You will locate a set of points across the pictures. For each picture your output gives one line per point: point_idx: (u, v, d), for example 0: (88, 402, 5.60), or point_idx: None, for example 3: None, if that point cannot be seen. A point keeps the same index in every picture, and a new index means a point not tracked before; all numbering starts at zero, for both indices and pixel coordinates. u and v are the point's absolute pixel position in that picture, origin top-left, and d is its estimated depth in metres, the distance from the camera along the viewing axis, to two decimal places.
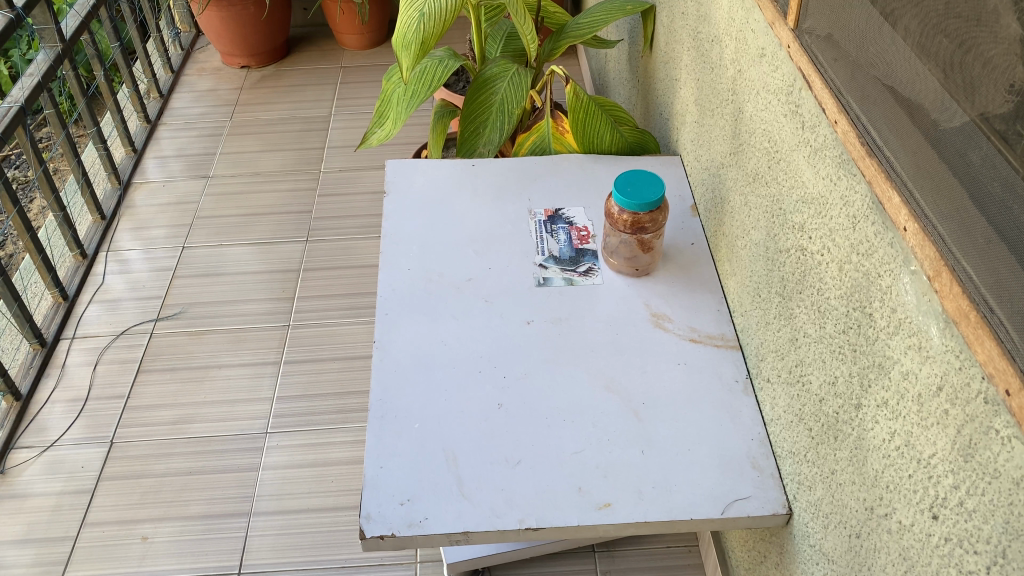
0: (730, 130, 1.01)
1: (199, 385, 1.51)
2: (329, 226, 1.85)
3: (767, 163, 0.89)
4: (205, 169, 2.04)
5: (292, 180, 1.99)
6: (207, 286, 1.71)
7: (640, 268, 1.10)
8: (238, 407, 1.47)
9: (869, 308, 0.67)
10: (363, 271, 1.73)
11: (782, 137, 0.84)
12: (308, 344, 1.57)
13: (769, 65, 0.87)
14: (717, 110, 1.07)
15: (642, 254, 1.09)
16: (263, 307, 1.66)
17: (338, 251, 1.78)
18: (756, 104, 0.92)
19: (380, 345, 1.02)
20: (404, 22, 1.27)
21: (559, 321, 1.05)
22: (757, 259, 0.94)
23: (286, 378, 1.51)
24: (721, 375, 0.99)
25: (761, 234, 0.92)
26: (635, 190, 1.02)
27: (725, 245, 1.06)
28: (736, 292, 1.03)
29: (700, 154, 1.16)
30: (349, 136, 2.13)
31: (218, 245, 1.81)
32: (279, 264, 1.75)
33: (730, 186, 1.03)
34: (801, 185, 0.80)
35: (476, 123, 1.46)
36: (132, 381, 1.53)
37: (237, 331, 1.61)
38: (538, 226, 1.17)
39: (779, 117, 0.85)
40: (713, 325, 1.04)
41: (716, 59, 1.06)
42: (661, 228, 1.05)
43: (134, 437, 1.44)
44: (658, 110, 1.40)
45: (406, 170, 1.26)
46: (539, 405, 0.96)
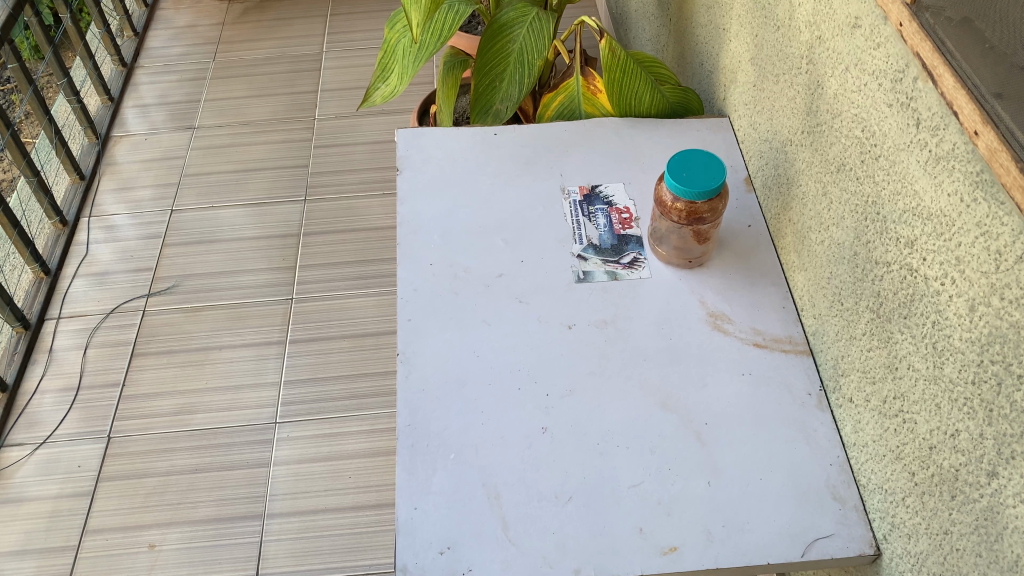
0: (804, 105, 0.87)
1: (199, 370, 1.40)
2: (329, 182, 1.71)
3: (858, 153, 0.76)
4: (189, 119, 1.88)
5: (285, 130, 1.84)
6: (201, 255, 1.58)
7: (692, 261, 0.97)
8: (243, 394, 1.37)
9: (1018, 368, 0.55)
10: (369, 235, 1.60)
11: (881, 130, 0.71)
12: (314, 320, 1.46)
13: (865, 41, 0.73)
14: (781, 75, 0.93)
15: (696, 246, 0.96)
16: (262, 278, 1.53)
17: (340, 212, 1.64)
18: (843, 81, 0.78)
19: (404, 358, 0.91)
20: None
21: (604, 325, 0.93)
22: (841, 262, 0.81)
23: (293, 360, 1.40)
24: (791, 387, 0.88)
25: (847, 233, 0.79)
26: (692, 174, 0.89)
27: (791, 233, 0.94)
28: (806, 289, 0.91)
29: (757, 123, 1.02)
30: (343, 76, 1.96)
31: (209, 207, 1.67)
32: (277, 227, 1.62)
33: (801, 169, 0.89)
34: (910, 193, 0.67)
35: (492, 76, 1.31)
36: (126, 366, 1.42)
37: (237, 306, 1.49)
38: (573, 207, 1.04)
39: (878, 104, 0.71)
40: (778, 326, 0.92)
41: (784, 17, 0.91)
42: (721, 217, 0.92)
43: (132, 430, 1.33)
44: (698, 61, 1.25)
45: (419, 141, 1.12)
46: (589, 428, 0.85)
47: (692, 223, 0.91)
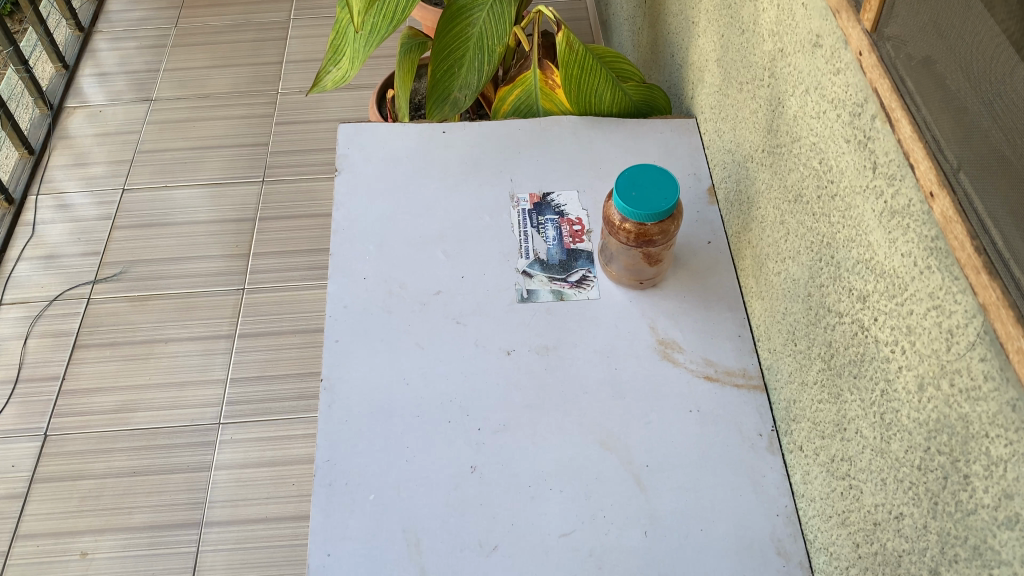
0: (766, 122, 0.79)
1: (143, 364, 1.35)
2: (288, 162, 1.63)
3: (815, 185, 0.69)
4: (147, 89, 1.79)
5: (246, 103, 1.75)
6: (150, 239, 1.51)
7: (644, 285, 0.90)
8: (187, 391, 1.31)
9: (965, 466, 0.48)
10: (327, 222, 1.52)
11: (838, 168, 0.63)
12: (265, 313, 1.40)
13: (826, 64, 0.65)
14: (744, 84, 0.85)
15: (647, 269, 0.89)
16: (214, 266, 1.47)
17: (299, 195, 1.57)
18: (803, 104, 0.70)
19: (328, 385, 0.85)
20: None
21: (546, 351, 0.87)
22: (795, 301, 0.75)
23: (241, 356, 1.35)
24: (741, 426, 0.82)
25: (802, 270, 0.72)
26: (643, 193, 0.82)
27: (750, 256, 0.87)
28: (763, 319, 0.84)
29: (722, 131, 0.94)
30: (310, 47, 1.87)
31: (162, 187, 1.60)
32: (232, 211, 1.55)
33: (761, 190, 0.82)
34: (865, 244, 0.60)
35: (450, 61, 1.22)
36: (67, 359, 1.36)
37: (186, 296, 1.42)
38: (522, 217, 0.97)
39: (836, 137, 0.64)
40: (732, 357, 0.86)
41: (749, 21, 0.82)
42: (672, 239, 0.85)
43: (70, 429, 1.28)
44: (669, 52, 1.16)
45: (362, 138, 1.04)
46: (522, 468, 0.79)
47: (640, 245, 0.85)
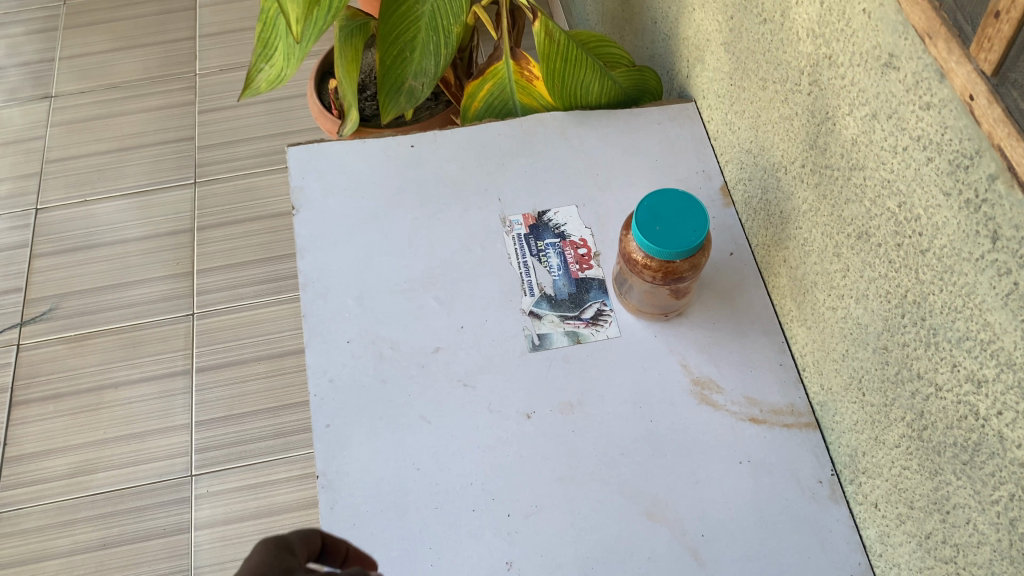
0: (806, 134, 0.68)
1: (94, 416, 1.20)
2: (220, 157, 1.46)
3: (890, 228, 0.58)
4: (44, 83, 1.58)
5: (161, 91, 1.55)
6: (78, 266, 1.34)
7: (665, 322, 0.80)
8: (150, 442, 1.18)
9: None
10: (275, 225, 1.37)
11: (932, 222, 0.53)
12: (223, 341, 1.26)
13: (906, 92, 0.53)
14: (768, 81, 0.73)
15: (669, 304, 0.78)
16: (155, 290, 1.31)
17: (239, 196, 1.41)
18: (866, 128, 0.59)
19: (327, 482, 0.73)
20: None
21: (570, 408, 0.76)
22: (862, 347, 0.65)
23: (203, 394, 1.21)
24: (797, 473, 0.74)
25: (873, 317, 0.62)
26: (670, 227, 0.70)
27: (787, 275, 0.77)
28: (810, 349, 0.75)
29: (736, 126, 0.83)
30: (224, 16, 1.66)
31: (81, 201, 1.41)
32: (166, 222, 1.38)
33: (800, 207, 0.71)
34: (980, 323, 0.50)
35: (401, 45, 1.06)
36: (6, 420, 1.21)
37: (130, 330, 1.27)
38: (518, 244, 0.84)
39: (927, 184, 0.53)
40: (776, 393, 0.77)
41: (772, 9, 0.70)
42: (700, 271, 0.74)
43: (23, 502, 1.14)
44: (650, 18, 1.03)
45: (318, 164, 0.90)
46: (563, 557, 0.70)
47: (665, 282, 0.73)
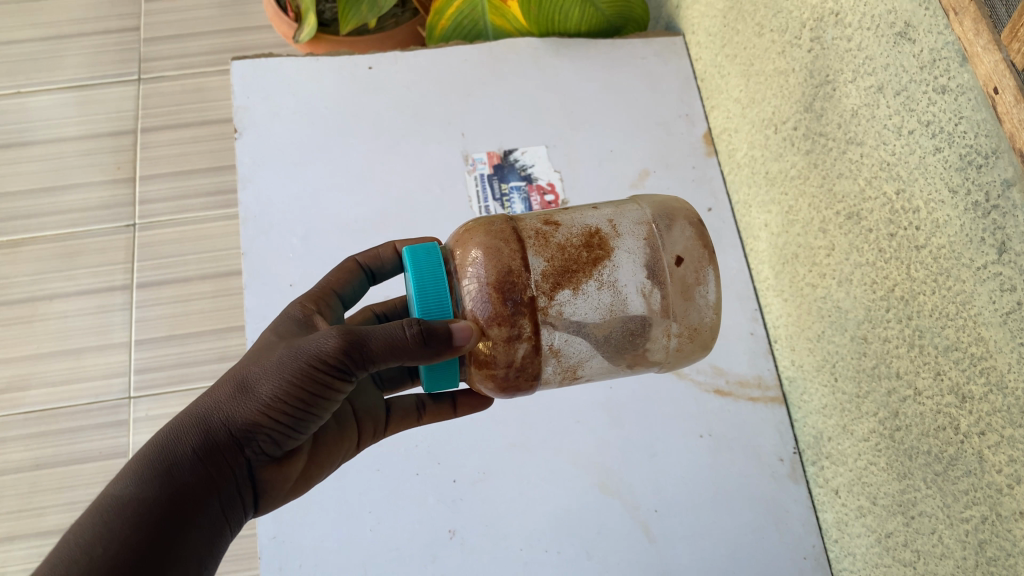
0: (802, 94, 0.61)
1: (28, 329, 1.17)
2: (167, 51, 1.38)
3: (882, 215, 0.53)
4: None
5: None
6: (10, 165, 1.29)
7: (676, 271, 0.51)
8: (85, 360, 1.15)
9: None
10: (224, 131, 1.30)
11: (933, 219, 0.48)
12: (164, 257, 1.21)
13: (920, 70, 0.47)
14: (764, 27, 0.66)
15: (651, 279, 0.50)
16: (94, 197, 1.26)
17: (187, 94, 1.34)
18: (867, 101, 0.53)
19: None
20: None
21: None
22: (840, 331, 0.61)
23: (143, 312, 1.17)
24: (756, 448, 0.70)
25: (854, 305, 0.58)
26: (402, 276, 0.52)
27: (767, 240, 0.72)
28: (784, 321, 0.71)
29: (726, 71, 0.76)
30: None
31: (14, 92, 1.35)
32: (105, 120, 1.32)
33: (787, 172, 0.66)
34: (972, 336, 0.46)
35: None
36: None
37: (65, 240, 1.23)
38: (480, 186, 0.78)
39: (932, 176, 0.48)
40: (744, 364, 0.73)
41: None
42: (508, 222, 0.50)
43: None
44: None
45: (262, 83, 0.82)
46: (508, 528, 0.67)
47: (539, 329, 0.48)
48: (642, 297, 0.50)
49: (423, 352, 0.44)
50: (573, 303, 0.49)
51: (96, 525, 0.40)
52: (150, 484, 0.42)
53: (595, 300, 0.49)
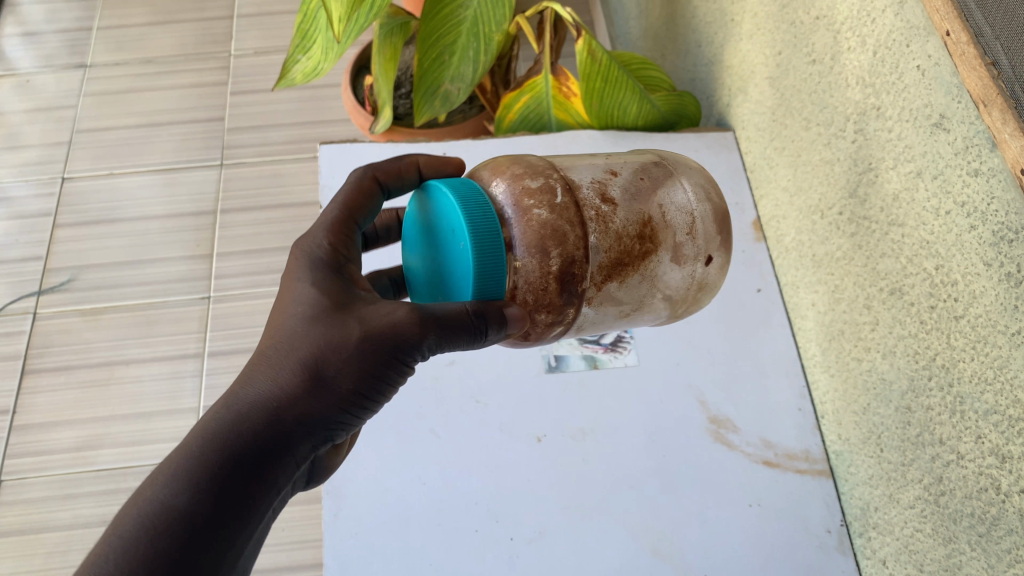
0: (847, 182, 0.67)
1: (104, 391, 1.24)
2: (249, 142, 1.50)
3: (924, 289, 0.57)
4: (80, 53, 1.66)
5: (196, 69, 1.62)
6: (98, 239, 1.39)
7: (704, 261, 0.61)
8: (155, 423, 1.21)
9: None
10: (297, 214, 1.40)
11: (970, 291, 0.52)
12: (236, 328, 1.29)
13: (954, 156, 0.52)
14: (810, 122, 0.73)
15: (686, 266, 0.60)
16: (174, 271, 1.35)
17: (265, 181, 1.45)
18: (906, 187, 0.58)
19: (333, 492, 0.73)
20: None
21: (581, 435, 0.76)
22: (885, 403, 0.64)
23: (212, 379, 1.24)
24: (805, 518, 0.72)
25: (898, 376, 0.62)
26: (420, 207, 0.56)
27: (814, 319, 0.76)
28: (830, 396, 0.74)
29: (774, 162, 0.82)
30: (262, 7, 1.73)
31: (108, 174, 1.47)
32: (188, 201, 1.43)
33: (832, 253, 0.71)
34: (1010, 398, 0.49)
35: (440, 47, 1.00)
36: (17, 388, 1.25)
37: (144, 309, 1.31)
38: None
39: (968, 251, 0.52)
40: (792, 437, 0.76)
41: (824, 52, 0.68)
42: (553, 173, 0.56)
43: (28, 472, 1.18)
44: (695, 41, 1.02)
45: (347, 165, 0.90)
46: None
47: (580, 314, 0.56)
48: (676, 282, 0.59)
49: (474, 338, 0.49)
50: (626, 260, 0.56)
51: (142, 538, 0.44)
52: (195, 487, 0.46)
53: (635, 289, 0.57)
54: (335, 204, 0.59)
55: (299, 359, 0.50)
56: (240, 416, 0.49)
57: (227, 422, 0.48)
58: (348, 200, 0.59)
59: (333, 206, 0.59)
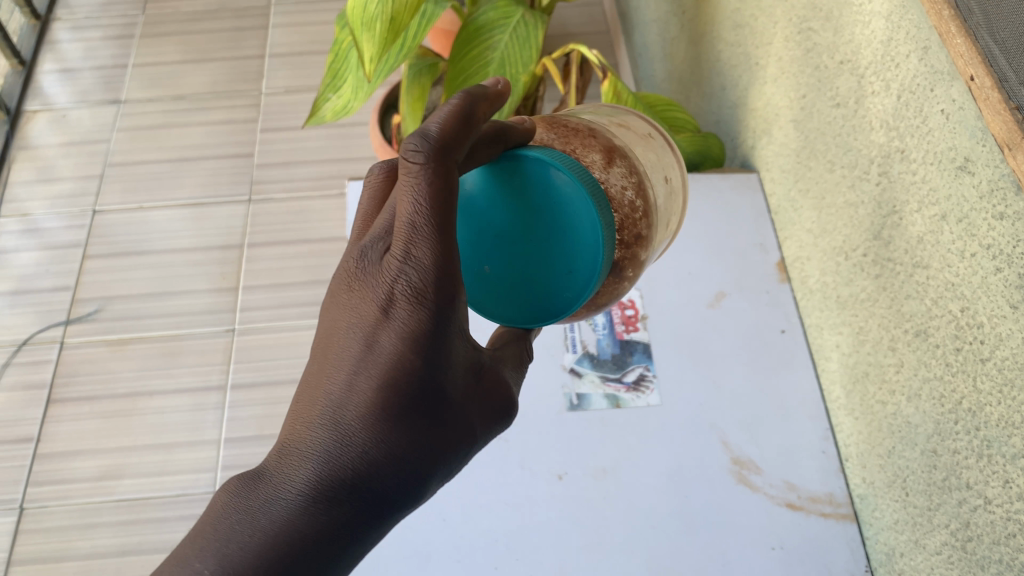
0: (871, 224, 0.67)
1: (127, 421, 1.25)
2: (277, 177, 1.53)
3: (950, 332, 0.57)
4: (115, 89, 1.70)
5: (227, 105, 1.66)
6: (127, 270, 1.41)
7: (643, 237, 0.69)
8: (176, 454, 1.22)
9: None
10: (323, 249, 1.42)
11: (996, 333, 0.52)
12: (259, 361, 1.30)
13: (979, 199, 0.53)
14: (834, 165, 0.73)
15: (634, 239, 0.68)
16: (200, 302, 1.37)
17: (291, 216, 1.47)
18: (931, 229, 0.58)
19: None
20: None
21: (602, 473, 0.75)
22: (910, 446, 0.64)
23: (234, 411, 1.25)
24: (829, 563, 0.71)
25: (924, 418, 0.61)
26: (474, 189, 0.48)
27: (838, 360, 0.76)
28: (855, 438, 0.74)
29: (798, 204, 0.82)
30: (293, 46, 1.77)
31: (138, 208, 1.50)
32: (215, 235, 1.45)
33: (856, 295, 0.71)
34: None
35: (467, 88, 1.02)
36: (42, 417, 1.26)
37: (168, 340, 1.33)
38: None
39: (993, 294, 0.52)
40: (816, 480, 0.75)
41: (849, 96, 0.69)
42: (631, 189, 0.53)
43: (49, 500, 1.18)
44: (720, 83, 1.03)
45: None
46: None
47: None
48: None
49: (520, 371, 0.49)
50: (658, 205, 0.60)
51: None
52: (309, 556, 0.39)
53: None
54: (428, 223, 0.40)
55: (410, 439, 0.41)
56: (343, 505, 0.39)
57: (331, 515, 0.39)
58: (450, 131, 0.41)
59: (423, 225, 0.40)
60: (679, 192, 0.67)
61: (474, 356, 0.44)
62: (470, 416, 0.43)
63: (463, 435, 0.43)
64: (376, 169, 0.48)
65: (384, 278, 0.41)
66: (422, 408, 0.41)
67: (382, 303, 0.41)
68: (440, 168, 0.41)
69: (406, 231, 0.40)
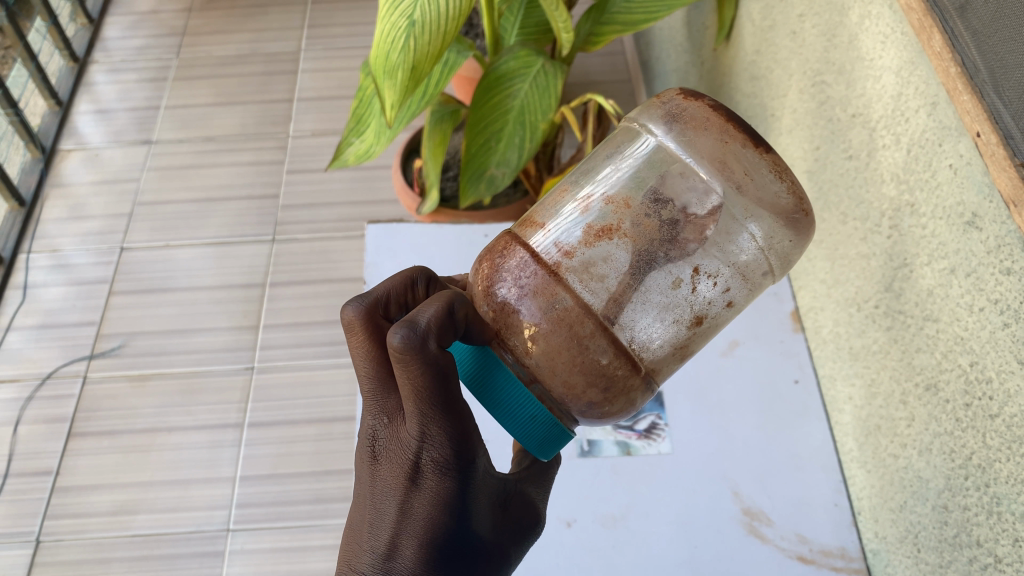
0: (883, 276, 0.67)
1: (144, 457, 1.26)
2: (300, 218, 1.55)
3: (961, 386, 0.56)
4: (147, 130, 1.75)
5: (255, 147, 1.69)
6: (151, 307, 1.44)
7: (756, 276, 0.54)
8: (192, 490, 1.23)
9: None
10: (343, 289, 1.44)
11: (1006, 390, 0.52)
12: (278, 400, 1.31)
13: (987, 254, 0.53)
14: (846, 216, 0.73)
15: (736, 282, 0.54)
16: (220, 340, 1.39)
17: (313, 256, 1.49)
18: (940, 282, 0.58)
19: None
20: (380, 33, 0.79)
21: (612, 522, 0.75)
22: (922, 501, 0.63)
23: (251, 449, 1.26)
24: None
25: (936, 473, 0.60)
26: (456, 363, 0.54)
27: (851, 412, 0.75)
28: (867, 490, 0.73)
29: (812, 253, 0.83)
30: (320, 91, 1.81)
31: (164, 246, 1.53)
32: (238, 274, 1.48)
33: (869, 345, 0.70)
34: None
35: (487, 135, 1.04)
36: (61, 450, 1.28)
37: (188, 377, 1.35)
38: None
39: (1002, 349, 0.52)
40: (828, 532, 0.74)
41: (860, 149, 0.70)
42: (570, 364, 0.50)
43: (65, 533, 1.19)
44: None
45: (393, 244, 0.93)
46: None
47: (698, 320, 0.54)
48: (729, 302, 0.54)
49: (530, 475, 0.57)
50: (647, 290, 0.51)
51: None
52: None
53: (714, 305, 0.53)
54: (437, 407, 0.46)
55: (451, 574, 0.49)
56: None
57: None
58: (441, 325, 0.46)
59: (433, 406, 0.46)
60: (752, 180, 0.52)
61: (496, 492, 0.52)
62: (496, 545, 0.52)
63: (494, 561, 0.51)
64: (354, 316, 0.49)
65: (409, 451, 0.47)
66: (457, 549, 0.49)
67: (411, 476, 0.48)
68: (431, 355, 0.45)
69: (421, 418, 0.46)
